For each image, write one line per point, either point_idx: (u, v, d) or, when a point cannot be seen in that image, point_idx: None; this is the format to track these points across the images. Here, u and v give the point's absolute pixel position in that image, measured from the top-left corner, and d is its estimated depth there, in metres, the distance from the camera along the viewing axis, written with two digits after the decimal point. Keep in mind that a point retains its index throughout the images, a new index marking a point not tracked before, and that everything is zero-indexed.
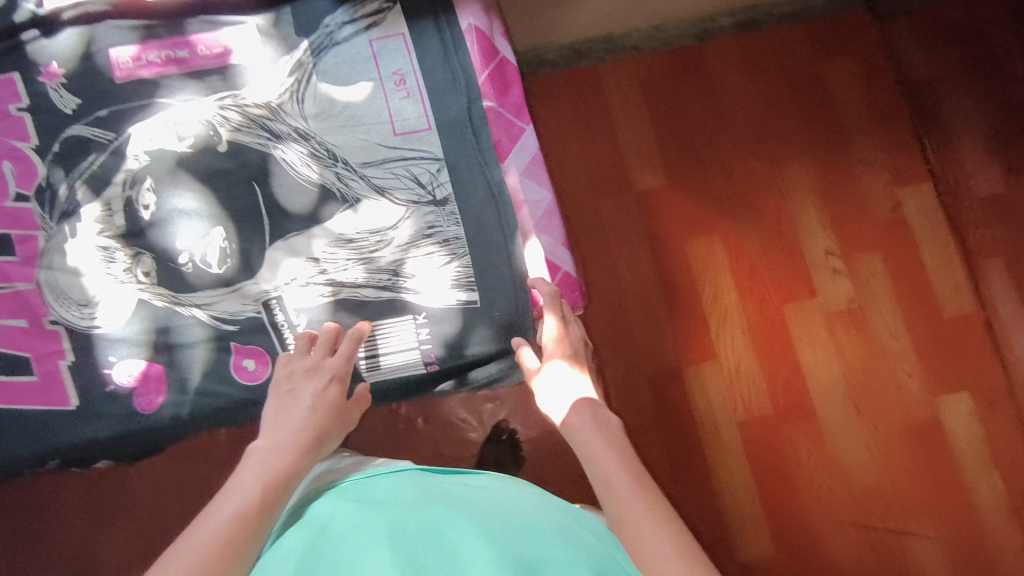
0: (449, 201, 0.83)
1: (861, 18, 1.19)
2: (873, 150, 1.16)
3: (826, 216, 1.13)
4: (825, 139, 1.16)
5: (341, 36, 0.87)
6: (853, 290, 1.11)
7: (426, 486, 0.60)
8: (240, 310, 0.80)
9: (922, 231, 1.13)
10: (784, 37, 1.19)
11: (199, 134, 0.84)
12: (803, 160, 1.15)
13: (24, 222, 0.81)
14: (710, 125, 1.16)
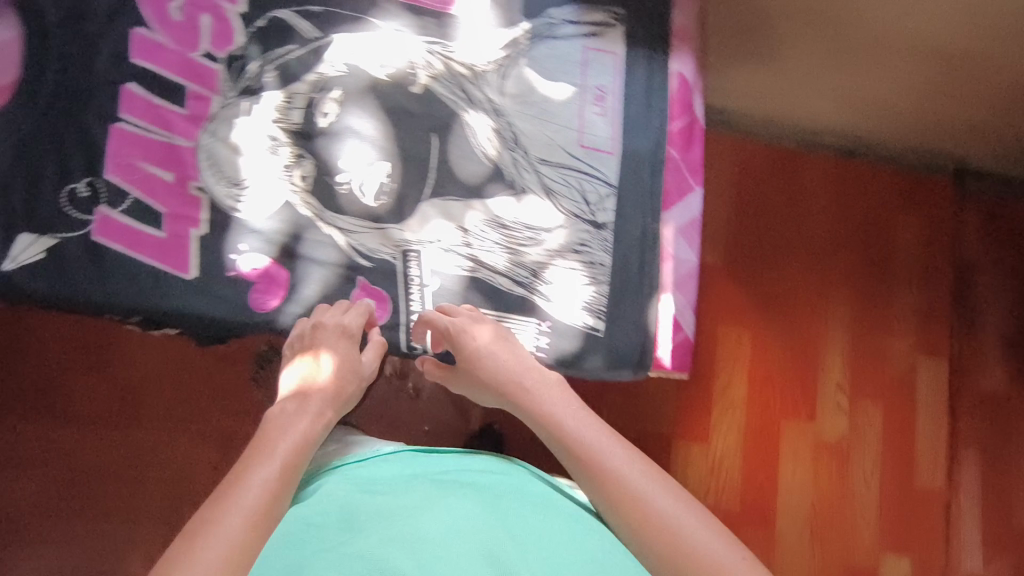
0: (606, 227, 0.85)
1: (943, 184, 1.30)
2: (907, 306, 1.27)
3: (848, 354, 1.24)
4: (872, 277, 1.27)
5: (562, 33, 0.87)
6: (848, 430, 1.23)
7: (419, 475, 0.64)
8: (377, 249, 0.79)
9: (924, 400, 1.26)
10: (873, 175, 1.29)
11: (401, 68, 0.82)
12: (846, 294, 1.26)
13: (204, 80, 0.78)
14: (781, 228, 1.25)
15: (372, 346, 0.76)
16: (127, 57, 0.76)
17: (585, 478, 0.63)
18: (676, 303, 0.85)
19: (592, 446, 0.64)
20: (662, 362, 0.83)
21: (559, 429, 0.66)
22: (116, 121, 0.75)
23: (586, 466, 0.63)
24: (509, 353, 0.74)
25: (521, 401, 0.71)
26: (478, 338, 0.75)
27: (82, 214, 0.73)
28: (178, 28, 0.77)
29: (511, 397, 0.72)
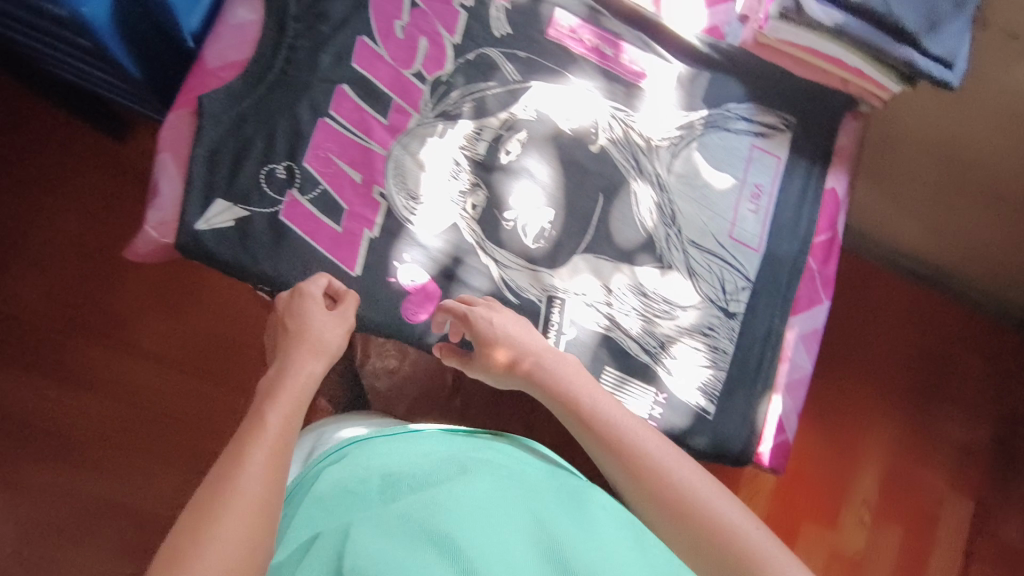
0: (736, 317, 0.88)
1: (1011, 337, 1.30)
2: (947, 433, 1.25)
3: (882, 477, 1.22)
4: (913, 396, 1.26)
5: (734, 127, 0.92)
6: (864, 545, 1.19)
7: (427, 457, 0.62)
8: (525, 288, 0.83)
9: (946, 537, 1.20)
10: (941, 311, 1.30)
11: (585, 126, 0.87)
12: (894, 417, 1.24)
13: (408, 96, 0.82)
14: (842, 338, 1.27)
15: (348, 297, 0.72)
16: (347, 60, 0.81)
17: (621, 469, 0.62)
18: (783, 406, 0.88)
19: (627, 433, 0.64)
20: (762, 458, 0.86)
21: (595, 421, 0.65)
22: (322, 116, 0.80)
23: (620, 455, 0.62)
24: (524, 334, 0.74)
25: (553, 392, 0.69)
26: (494, 318, 0.74)
27: (274, 193, 0.78)
28: (398, 44, 0.83)
29: (542, 390, 0.71)
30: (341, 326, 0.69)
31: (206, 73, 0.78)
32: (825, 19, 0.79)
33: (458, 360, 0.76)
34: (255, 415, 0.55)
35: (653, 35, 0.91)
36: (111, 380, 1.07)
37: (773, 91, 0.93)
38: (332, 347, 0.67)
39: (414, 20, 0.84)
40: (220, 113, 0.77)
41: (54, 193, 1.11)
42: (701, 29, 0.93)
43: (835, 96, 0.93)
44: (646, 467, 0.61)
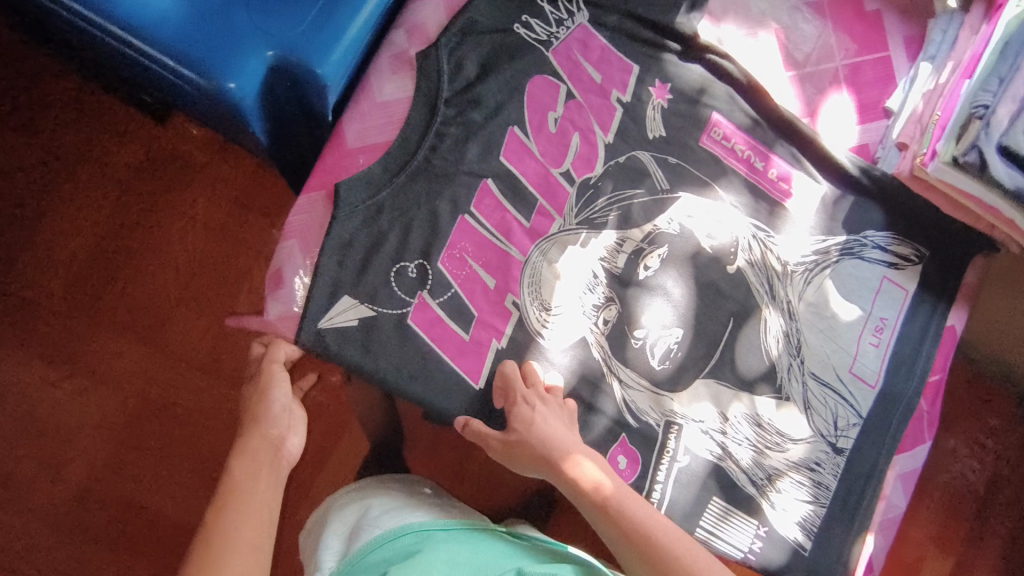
0: (843, 453, 0.87)
1: None
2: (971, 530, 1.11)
3: None
4: (940, 494, 1.12)
5: (868, 255, 0.88)
6: None
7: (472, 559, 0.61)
8: (645, 411, 0.80)
9: None
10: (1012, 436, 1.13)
11: (726, 244, 0.82)
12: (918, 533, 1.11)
13: (555, 198, 0.77)
14: None
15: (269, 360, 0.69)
16: (496, 151, 0.75)
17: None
18: (874, 545, 0.88)
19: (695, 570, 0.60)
20: None
21: (661, 556, 0.60)
22: (463, 214, 0.74)
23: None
24: (566, 439, 0.69)
25: (605, 508, 0.64)
26: (535, 412, 0.69)
27: (404, 294, 0.72)
28: (550, 139, 0.77)
29: (590, 503, 0.65)
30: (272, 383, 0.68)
31: (343, 152, 0.71)
32: (1009, 182, 0.74)
33: (480, 438, 0.71)
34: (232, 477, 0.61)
35: (804, 148, 0.86)
36: (122, 372, 1.10)
37: (912, 223, 0.89)
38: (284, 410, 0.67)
39: (569, 113, 0.78)
40: (357, 202, 0.71)
41: (85, 178, 1.14)
42: (851, 147, 0.88)
43: (974, 237, 0.90)
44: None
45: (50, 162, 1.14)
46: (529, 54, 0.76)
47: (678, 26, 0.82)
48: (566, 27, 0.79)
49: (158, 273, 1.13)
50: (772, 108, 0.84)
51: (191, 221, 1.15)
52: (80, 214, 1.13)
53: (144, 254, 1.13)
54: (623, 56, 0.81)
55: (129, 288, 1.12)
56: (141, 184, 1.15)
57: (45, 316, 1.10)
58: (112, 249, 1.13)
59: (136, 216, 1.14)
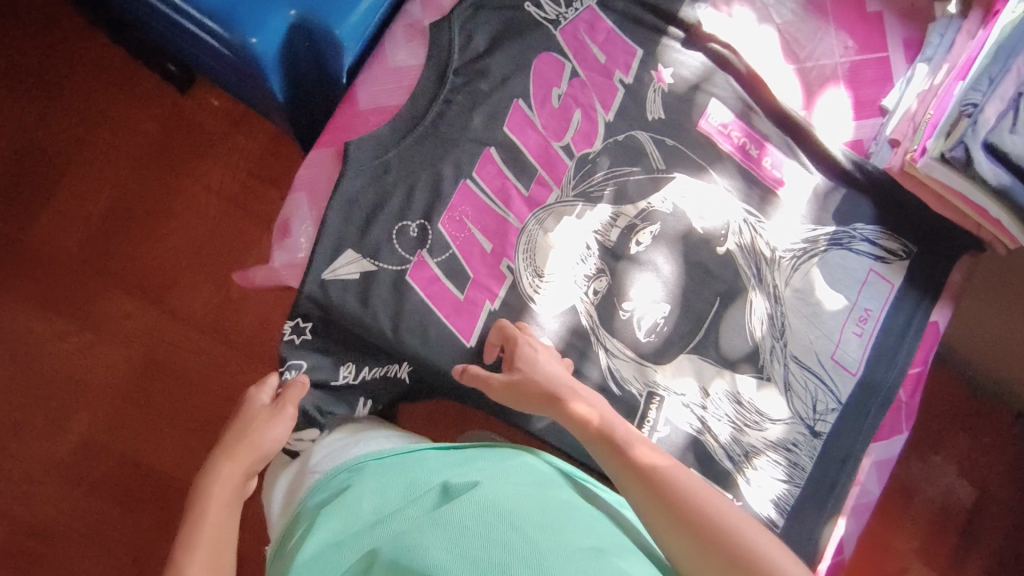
0: (820, 437, 0.90)
1: None
2: (947, 528, 1.14)
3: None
4: (918, 489, 1.15)
5: (856, 247, 0.91)
6: None
7: (420, 462, 0.62)
8: (629, 381, 0.83)
9: None
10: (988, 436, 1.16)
11: (716, 226, 0.86)
12: (892, 526, 1.14)
13: (554, 170, 0.81)
14: None
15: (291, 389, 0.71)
16: (500, 121, 0.79)
17: (674, 524, 0.56)
18: (846, 528, 0.91)
19: (686, 489, 0.57)
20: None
21: (657, 474, 0.59)
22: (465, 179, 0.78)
23: (675, 511, 0.56)
24: (564, 380, 0.71)
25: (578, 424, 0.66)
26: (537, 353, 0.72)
27: (403, 251, 0.76)
28: (553, 114, 0.81)
29: (591, 442, 0.65)
30: (277, 423, 0.68)
31: (354, 113, 0.75)
32: (992, 178, 0.77)
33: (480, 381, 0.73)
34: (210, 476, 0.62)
35: (799, 139, 0.89)
36: (128, 326, 1.15)
37: (901, 218, 0.92)
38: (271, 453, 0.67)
39: (572, 90, 0.81)
40: (364, 162, 0.74)
41: (106, 138, 1.19)
42: (846, 142, 0.91)
43: (963, 236, 0.93)
44: (714, 523, 0.54)
45: (74, 120, 1.19)
46: (537, 31, 0.80)
47: (682, 15, 0.85)
48: (574, 9, 0.82)
49: (169, 233, 1.18)
50: (769, 99, 0.87)
51: (204, 187, 1.20)
52: (99, 171, 1.18)
53: (157, 216, 1.18)
54: (628, 39, 0.84)
55: (141, 246, 1.17)
56: (160, 148, 1.20)
57: (59, 270, 1.15)
58: (128, 207, 1.18)
59: (153, 178, 1.19)
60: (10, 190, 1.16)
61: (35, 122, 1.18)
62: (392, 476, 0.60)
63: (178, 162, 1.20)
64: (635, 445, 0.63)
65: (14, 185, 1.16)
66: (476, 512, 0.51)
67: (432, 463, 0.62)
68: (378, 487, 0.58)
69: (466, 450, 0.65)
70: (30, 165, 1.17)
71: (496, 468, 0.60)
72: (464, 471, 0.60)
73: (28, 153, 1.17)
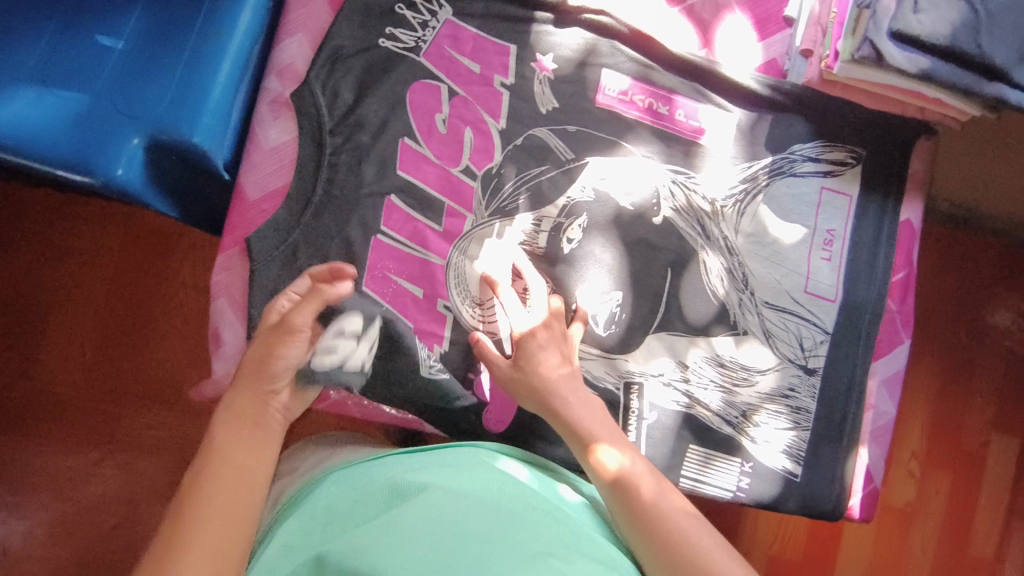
0: (816, 373, 0.86)
1: None
2: (989, 399, 1.12)
3: (926, 472, 1.11)
4: (953, 371, 1.13)
5: (801, 170, 0.86)
6: (909, 538, 1.11)
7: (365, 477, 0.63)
8: (602, 378, 0.80)
9: (986, 516, 1.11)
10: (1007, 299, 1.13)
11: (645, 197, 0.82)
12: (938, 415, 1.12)
13: (462, 198, 0.78)
14: None
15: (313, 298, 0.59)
16: (392, 167, 0.76)
17: (644, 550, 0.58)
18: (870, 456, 0.87)
19: (664, 513, 0.59)
20: (852, 511, 0.86)
21: (631, 488, 0.61)
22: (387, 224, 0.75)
23: (653, 540, 0.58)
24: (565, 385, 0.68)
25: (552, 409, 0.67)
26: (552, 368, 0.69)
27: None
28: (442, 141, 0.78)
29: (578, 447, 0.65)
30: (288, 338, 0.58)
31: (247, 207, 0.74)
32: (910, 67, 0.71)
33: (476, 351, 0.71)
34: (232, 408, 0.57)
35: (706, 82, 0.85)
36: (153, 437, 1.08)
37: (839, 126, 0.87)
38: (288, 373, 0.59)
39: (455, 109, 0.78)
40: (271, 252, 0.72)
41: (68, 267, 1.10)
42: (758, 67, 0.87)
43: (910, 124, 0.87)
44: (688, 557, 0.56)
45: (25, 259, 1.10)
46: (401, 65, 0.77)
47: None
48: (432, 27, 0.79)
49: (164, 342, 1.10)
50: (663, 51, 0.83)
51: (176, 285, 1.10)
52: (74, 299, 1.10)
53: (143, 326, 1.10)
54: (497, 39, 0.80)
55: (138, 361, 1.09)
56: (118, 259, 1.11)
57: (66, 410, 1.08)
58: (113, 328, 1.10)
59: (132, 291, 1.10)
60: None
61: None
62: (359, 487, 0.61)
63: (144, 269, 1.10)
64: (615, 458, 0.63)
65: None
66: (415, 566, 0.52)
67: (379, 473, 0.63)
68: (340, 502, 0.60)
69: (426, 455, 0.65)
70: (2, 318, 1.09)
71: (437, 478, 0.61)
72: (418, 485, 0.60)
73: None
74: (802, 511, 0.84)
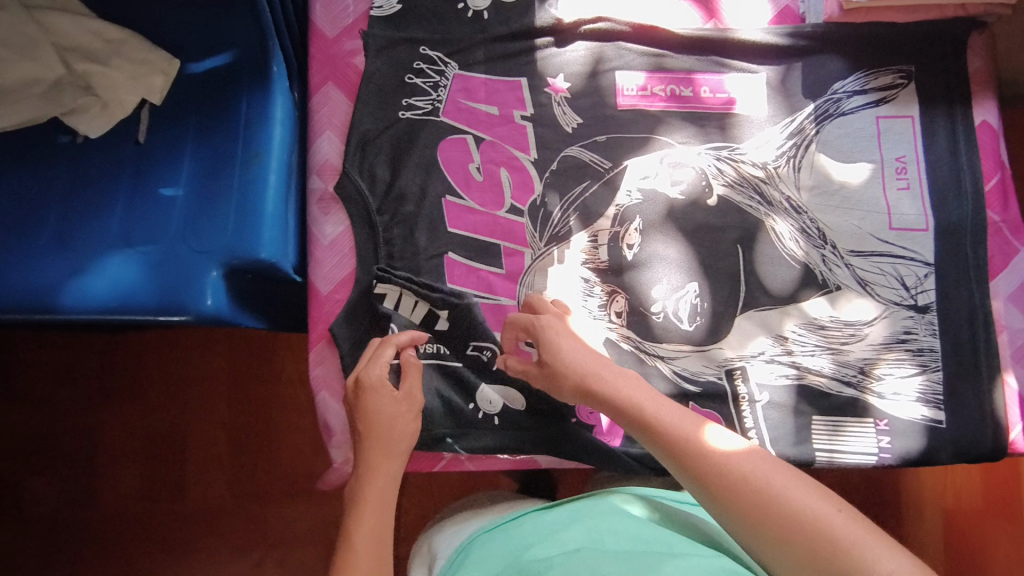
0: (930, 309, 0.80)
1: None
2: None
3: None
4: None
5: (849, 107, 0.82)
6: None
7: (511, 539, 0.60)
8: (701, 372, 0.78)
9: None
10: None
11: (694, 182, 0.80)
12: None
13: (515, 236, 0.79)
14: None
15: (408, 370, 0.70)
16: (443, 227, 0.78)
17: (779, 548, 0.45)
18: (1020, 381, 0.79)
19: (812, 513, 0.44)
20: (1017, 444, 0.78)
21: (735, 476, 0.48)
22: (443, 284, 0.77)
23: (763, 524, 0.45)
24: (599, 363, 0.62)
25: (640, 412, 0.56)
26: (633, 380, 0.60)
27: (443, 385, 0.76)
28: (482, 189, 0.80)
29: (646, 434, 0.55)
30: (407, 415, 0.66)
31: (322, 301, 0.78)
32: None
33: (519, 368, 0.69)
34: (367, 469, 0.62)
35: (723, 51, 0.83)
36: (287, 524, 1.04)
37: (876, 52, 0.82)
38: (404, 441, 0.65)
39: (486, 155, 0.80)
40: (353, 334, 0.76)
41: (182, 381, 1.07)
42: (771, 20, 0.85)
43: (954, 23, 0.82)
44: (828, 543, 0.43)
45: (132, 389, 1.06)
46: (424, 131, 0.80)
47: (539, 22, 0.81)
48: (444, 86, 0.80)
49: (294, 431, 1.07)
50: (669, 36, 0.82)
51: (270, 389, 1.08)
52: (198, 410, 1.06)
53: (247, 432, 1.06)
54: (505, 77, 0.81)
55: (252, 464, 1.06)
56: (208, 386, 1.07)
57: (193, 531, 1.04)
58: (243, 428, 1.06)
59: (246, 393, 1.07)
60: (100, 500, 1.04)
61: (110, 406, 1.06)
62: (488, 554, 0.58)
63: (236, 386, 1.07)
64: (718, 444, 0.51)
65: (103, 493, 1.04)
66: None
67: (530, 531, 0.60)
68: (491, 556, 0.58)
69: (562, 511, 0.62)
70: (131, 452, 1.05)
71: (584, 524, 0.58)
72: (557, 538, 0.56)
73: (99, 464, 1.05)
74: (962, 455, 0.77)
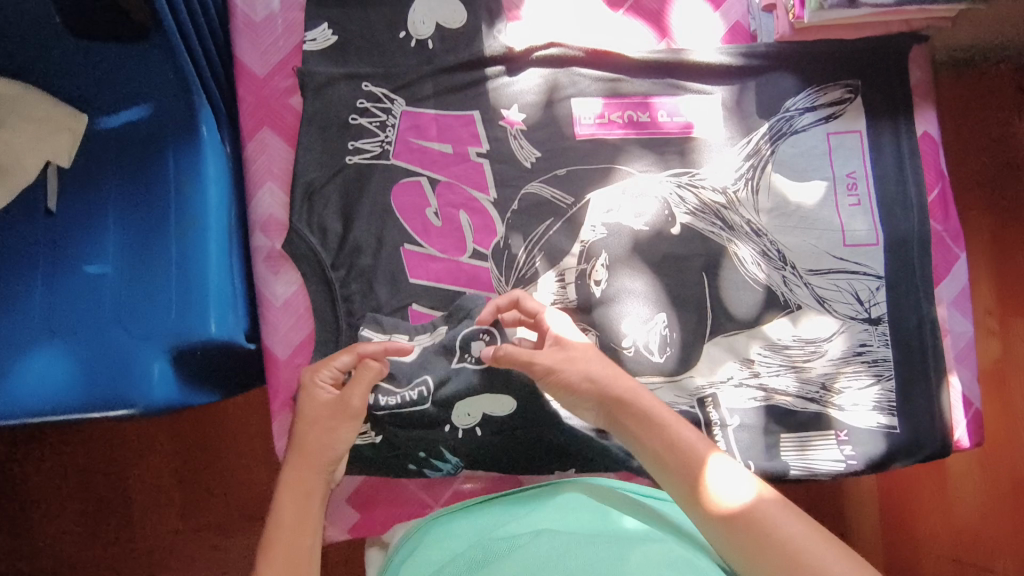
0: (883, 321, 0.83)
1: None
2: None
3: None
4: None
5: (802, 124, 0.83)
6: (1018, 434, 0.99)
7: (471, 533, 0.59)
8: (675, 403, 0.79)
9: None
10: None
11: (657, 213, 0.79)
12: None
13: (480, 282, 0.75)
14: None
15: (361, 374, 0.61)
16: (404, 279, 0.74)
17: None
18: (963, 382, 0.84)
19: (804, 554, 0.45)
20: (962, 443, 0.83)
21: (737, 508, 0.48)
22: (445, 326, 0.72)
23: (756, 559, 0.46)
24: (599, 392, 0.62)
25: (647, 428, 0.56)
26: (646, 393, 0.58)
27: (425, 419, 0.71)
28: (442, 234, 0.75)
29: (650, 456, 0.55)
30: (345, 422, 0.60)
31: (281, 367, 0.73)
32: None
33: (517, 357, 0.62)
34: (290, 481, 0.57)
35: (678, 73, 0.81)
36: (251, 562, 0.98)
37: (824, 69, 0.83)
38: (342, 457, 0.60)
39: (442, 198, 0.76)
40: None
41: (121, 432, 1.00)
42: (723, 39, 0.83)
43: (897, 37, 0.83)
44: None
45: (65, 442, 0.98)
46: (374, 176, 0.74)
47: (489, 51, 0.77)
48: (391, 126, 0.75)
49: (239, 473, 0.99)
50: (624, 60, 0.79)
51: (216, 423, 0.99)
52: (138, 461, 0.99)
53: (198, 470, 0.99)
54: (456, 112, 0.76)
55: (208, 503, 0.98)
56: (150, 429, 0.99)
57: None
58: (190, 470, 0.99)
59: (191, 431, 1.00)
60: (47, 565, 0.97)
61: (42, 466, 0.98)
62: (443, 548, 0.58)
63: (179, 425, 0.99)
64: (721, 482, 0.51)
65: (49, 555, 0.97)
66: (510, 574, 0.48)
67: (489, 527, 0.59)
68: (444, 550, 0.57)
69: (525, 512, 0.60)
70: (74, 509, 0.98)
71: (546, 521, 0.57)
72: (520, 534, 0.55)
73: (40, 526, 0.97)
74: (916, 459, 0.81)
